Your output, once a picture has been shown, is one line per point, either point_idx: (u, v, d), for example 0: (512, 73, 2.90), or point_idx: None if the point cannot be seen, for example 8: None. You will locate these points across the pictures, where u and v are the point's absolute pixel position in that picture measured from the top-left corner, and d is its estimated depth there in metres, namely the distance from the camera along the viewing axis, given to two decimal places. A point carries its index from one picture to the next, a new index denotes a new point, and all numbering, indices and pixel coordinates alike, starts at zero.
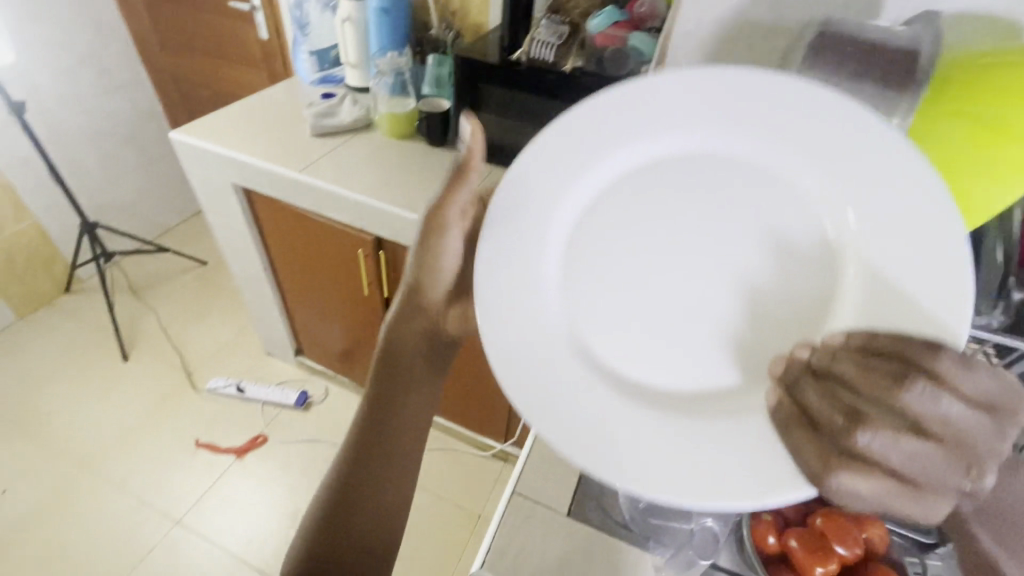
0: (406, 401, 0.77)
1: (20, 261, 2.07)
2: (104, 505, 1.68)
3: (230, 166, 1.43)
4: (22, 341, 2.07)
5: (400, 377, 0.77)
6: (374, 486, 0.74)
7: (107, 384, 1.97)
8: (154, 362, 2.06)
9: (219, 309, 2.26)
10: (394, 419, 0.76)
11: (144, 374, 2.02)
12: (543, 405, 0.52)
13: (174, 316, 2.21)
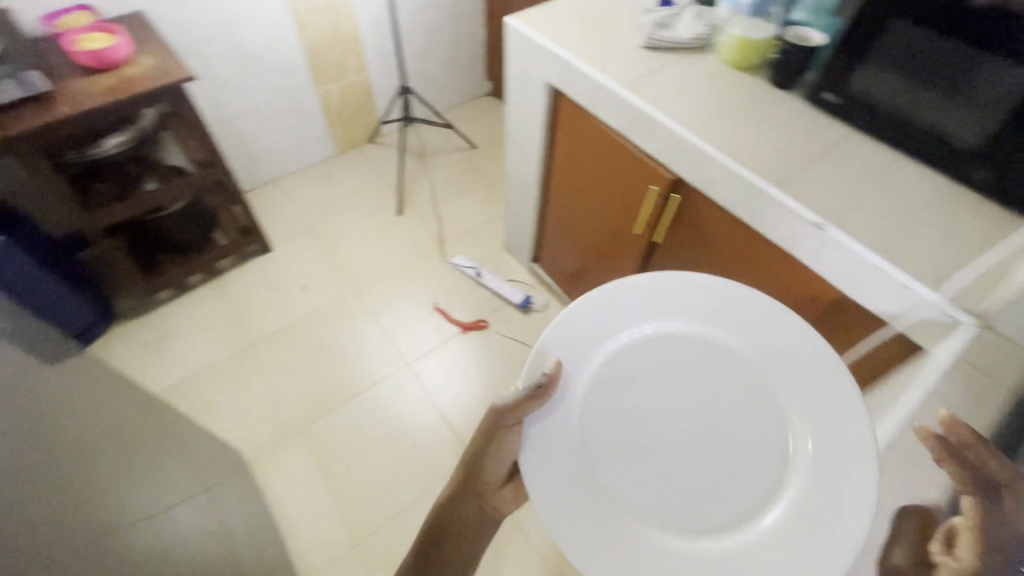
0: (468, 498, 0.91)
1: (349, 107, 2.46)
2: (356, 326, 2.01)
3: (552, 65, 1.39)
4: (334, 172, 2.52)
5: (460, 526, 0.91)
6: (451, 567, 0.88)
7: (381, 229, 2.31)
8: (416, 224, 2.34)
9: (476, 194, 2.43)
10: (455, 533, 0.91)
11: (406, 231, 2.32)
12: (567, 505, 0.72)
13: (442, 188, 2.45)
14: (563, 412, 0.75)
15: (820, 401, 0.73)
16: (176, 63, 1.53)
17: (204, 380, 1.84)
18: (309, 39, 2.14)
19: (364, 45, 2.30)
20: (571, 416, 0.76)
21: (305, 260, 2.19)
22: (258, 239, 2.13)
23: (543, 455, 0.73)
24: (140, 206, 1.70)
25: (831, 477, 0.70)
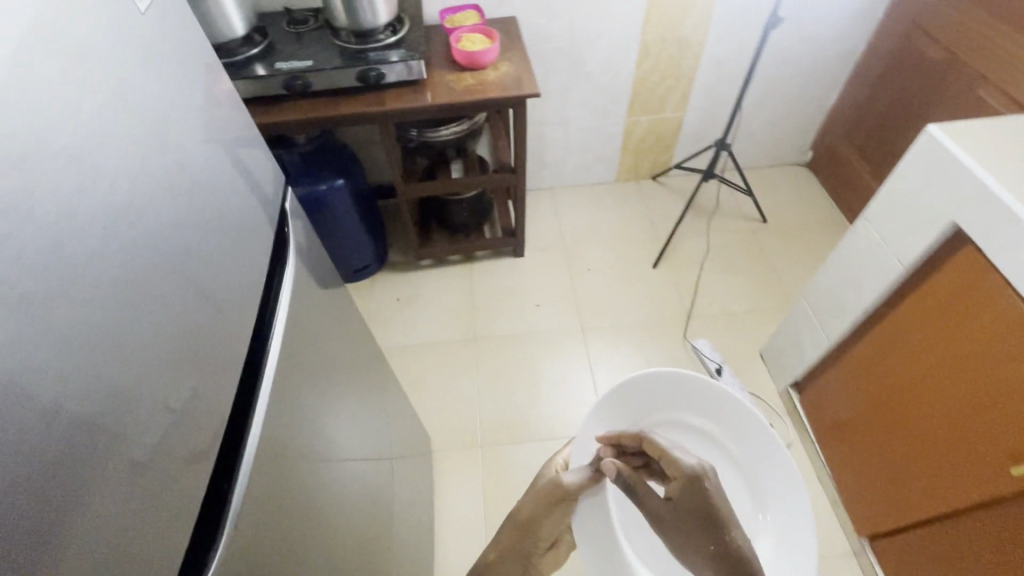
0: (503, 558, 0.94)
1: (649, 141, 2.34)
2: (570, 364, 1.93)
3: (974, 206, 1.02)
4: (604, 198, 2.46)
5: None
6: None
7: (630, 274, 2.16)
8: (667, 282, 2.13)
9: (746, 277, 2.12)
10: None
11: (655, 286, 2.13)
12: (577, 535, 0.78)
13: (710, 254, 2.19)
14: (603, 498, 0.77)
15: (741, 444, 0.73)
16: (530, 76, 1.57)
17: (426, 354, 1.97)
18: (644, 69, 2.05)
19: (694, 86, 2.13)
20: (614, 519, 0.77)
21: (548, 277, 2.17)
22: (518, 243, 2.17)
23: (597, 527, 0.77)
24: (443, 190, 1.84)
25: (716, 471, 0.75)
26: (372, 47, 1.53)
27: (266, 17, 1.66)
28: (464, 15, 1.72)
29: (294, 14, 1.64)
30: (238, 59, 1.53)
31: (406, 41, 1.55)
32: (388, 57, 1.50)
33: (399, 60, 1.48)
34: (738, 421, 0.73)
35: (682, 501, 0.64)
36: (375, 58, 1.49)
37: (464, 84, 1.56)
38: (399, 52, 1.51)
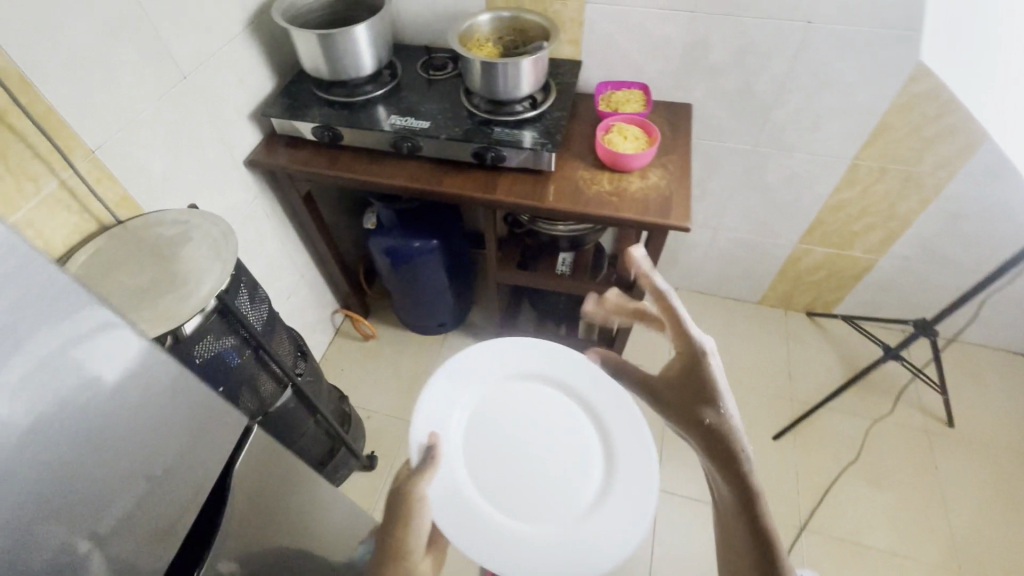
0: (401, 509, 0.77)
1: (817, 274, 1.84)
2: None
3: None
4: (737, 320, 2.00)
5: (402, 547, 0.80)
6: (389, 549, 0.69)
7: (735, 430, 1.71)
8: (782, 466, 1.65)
9: (897, 500, 1.57)
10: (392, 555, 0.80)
11: (764, 465, 1.66)
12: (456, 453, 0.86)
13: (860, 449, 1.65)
14: (450, 472, 0.84)
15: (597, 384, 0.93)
16: (685, 198, 1.21)
17: None
18: (842, 197, 1.56)
19: (908, 231, 1.59)
20: (460, 479, 0.84)
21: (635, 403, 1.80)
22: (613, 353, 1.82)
23: (451, 496, 0.82)
24: (542, 285, 1.55)
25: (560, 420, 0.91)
26: (503, 123, 1.26)
27: (405, 53, 1.47)
28: (625, 94, 1.39)
29: (434, 58, 1.42)
30: (357, 100, 1.34)
31: (545, 122, 1.26)
32: (518, 140, 1.22)
33: (528, 147, 1.21)
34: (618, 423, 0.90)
35: (674, 386, 0.69)
36: (501, 138, 1.23)
37: (598, 189, 1.24)
38: (532, 136, 1.23)
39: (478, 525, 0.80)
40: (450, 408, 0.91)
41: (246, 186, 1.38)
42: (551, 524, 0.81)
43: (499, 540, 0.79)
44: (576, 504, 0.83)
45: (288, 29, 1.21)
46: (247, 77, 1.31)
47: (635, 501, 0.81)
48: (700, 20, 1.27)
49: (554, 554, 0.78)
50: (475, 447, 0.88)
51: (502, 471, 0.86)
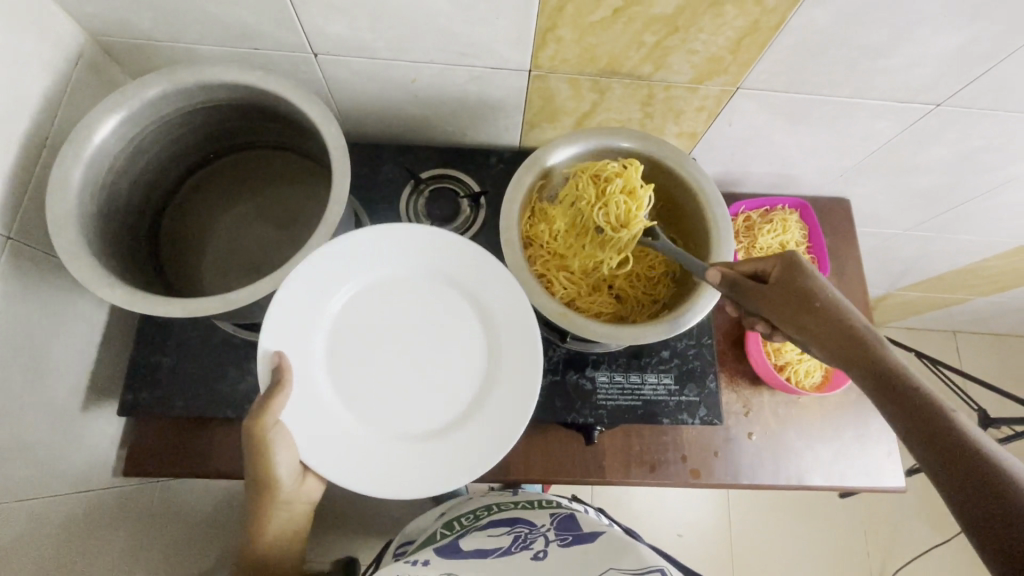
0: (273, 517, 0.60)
1: (901, 307, 1.53)
2: None
3: None
4: None
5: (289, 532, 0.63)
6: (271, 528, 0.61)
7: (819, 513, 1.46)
8: (885, 530, 1.46)
9: None
10: (293, 518, 0.62)
11: (864, 532, 1.46)
12: (308, 416, 0.55)
13: None
14: (312, 400, 0.56)
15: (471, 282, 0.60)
16: (888, 433, 0.80)
17: None
18: (992, 261, 1.16)
19: None
20: (322, 403, 0.56)
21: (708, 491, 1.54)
22: None
23: (313, 422, 0.55)
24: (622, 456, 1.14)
25: (428, 297, 0.61)
26: (608, 362, 0.70)
27: (358, 175, 0.75)
28: (779, 225, 0.80)
29: (427, 195, 0.73)
30: None
31: (681, 347, 0.71)
32: (647, 405, 0.69)
33: (669, 419, 0.69)
34: (638, 455, 0.75)
35: (792, 300, 0.53)
36: (616, 404, 0.69)
37: (765, 435, 0.78)
38: (668, 389, 0.70)
39: (335, 443, 0.55)
40: (310, 315, 0.57)
41: (135, 494, 0.75)
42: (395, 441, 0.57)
43: (355, 458, 0.55)
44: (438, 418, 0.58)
45: (130, 304, 0.49)
46: (50, 351, 0.59)
47: (500, 424, 0.56)
48: (942, 116, 0.68)
49: (410, 478, 0.55)
50: (341, 369, 0.58)
51: (373, 388, 0.58)
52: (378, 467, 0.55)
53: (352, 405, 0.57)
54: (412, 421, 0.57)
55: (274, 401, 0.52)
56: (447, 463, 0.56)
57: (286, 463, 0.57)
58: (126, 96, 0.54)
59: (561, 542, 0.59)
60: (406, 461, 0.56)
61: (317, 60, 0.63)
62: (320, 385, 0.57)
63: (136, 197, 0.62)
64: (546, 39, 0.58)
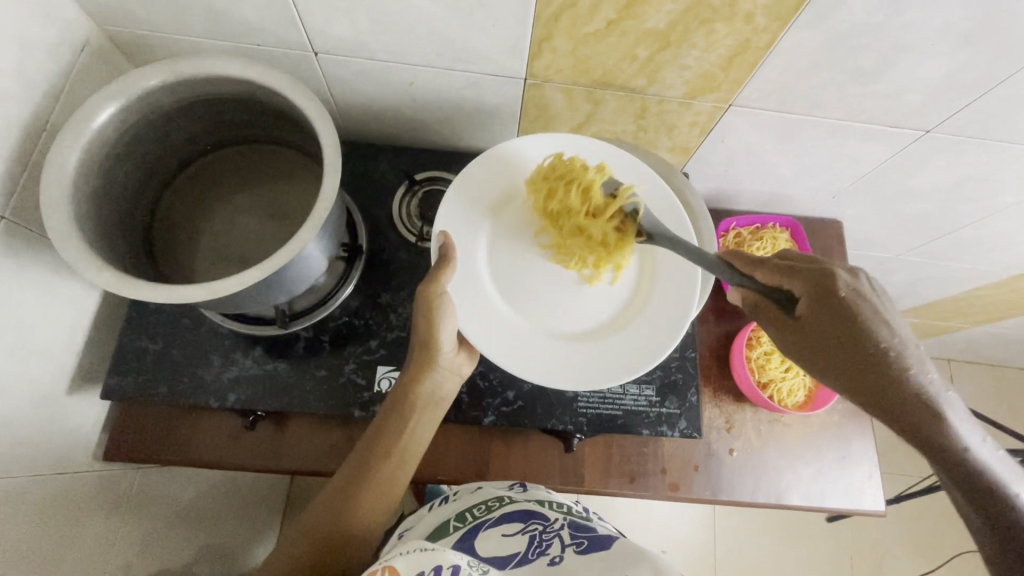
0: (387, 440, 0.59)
1: None
2: None
3: None
4: None
5: (394, 472, 0.59)
6: (390, 453, 0.59)
7: (805, 535, 1.45)
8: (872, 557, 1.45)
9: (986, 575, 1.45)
10: (406, 453, 0.60)
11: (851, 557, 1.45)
12: (480, 295, 0.64)
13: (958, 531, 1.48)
14: (481, 281, 0.65)
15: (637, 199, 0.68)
16: (871, 456, 0.79)
17: None
18: (984, 290, 1.17)
19: None
20: (487, 288, 0.65)
21: None
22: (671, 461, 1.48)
23: (476, 304, 0.63)
24: None
25: None
26: None
27: (353, 174, 0.76)
28: (768, 243, 0.81)
29: (420, 196, 0.74)
30: (299, 332, 0.68)
31: (664, 359, 0.72)
32: (627, 415, 0.69)
33: (648, 430, 0.69)
34: (618, 465, 0.75)
35: (813, 317, 0.53)
36: (596, 412, 0.69)
37: (746, 451, 0.78)
38: (649, 400, 0.70)
39: (494, 325, 0.63)
40: (484, 205, 0.67)
41: (116, 478, 0.75)
42: (549, 333, 0.64)
43: (515, 340, 0.63)
44: (585, 318, 0.66)
45: (115, 287, 0.50)
46: (38, 332, 0.60)
47: (655, 330, 0.63)
48: (931, 143, 0.69)
49: (566, 367, 0.62)
50: (503, 265, 0.66)
51: (531, 284, 0.66)
52: (534, 351, 0.62)
53: (514, 293, 0.66)
54: (569, 316, 0.65)
55: (443, 272, 0.59)
56: (605, 356, 0.63)
57: (447, 339, 0.61)
58: (125, 85, 0.55)
59: (577, 547, 0.54)
60: (561, 351, 0.63)
61: (316, 58, 0.64)
62: (483, 272, 0.65)
63: (133, 183, 0.63)
64: (541, 49, 0.59)
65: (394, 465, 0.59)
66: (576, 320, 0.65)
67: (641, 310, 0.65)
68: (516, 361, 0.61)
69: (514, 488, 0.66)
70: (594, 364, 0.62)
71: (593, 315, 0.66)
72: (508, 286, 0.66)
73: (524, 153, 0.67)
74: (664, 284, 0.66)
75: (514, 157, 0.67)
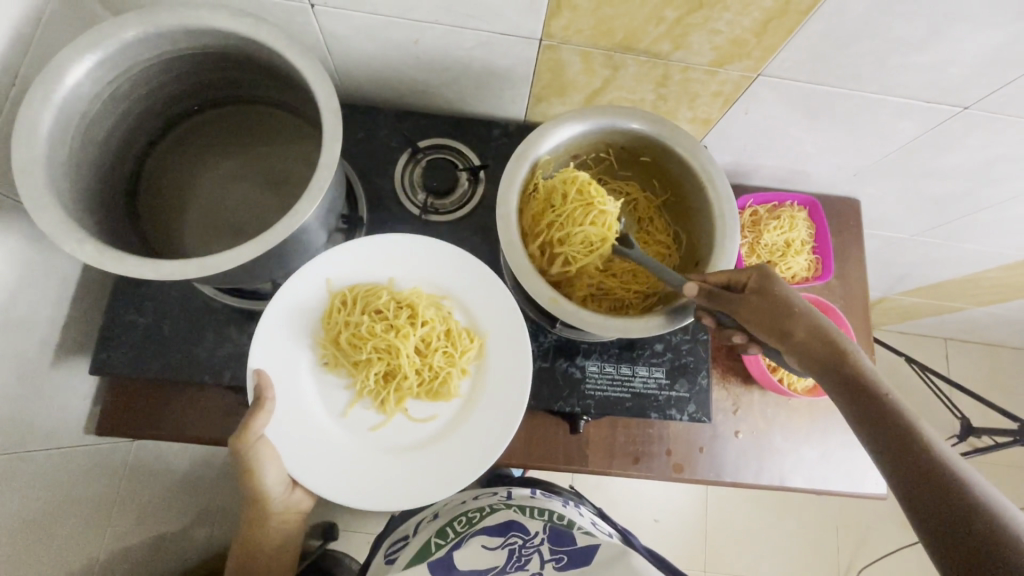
0: (262, 544, 0.64)
1: (897, 311, 1.51)
2: None
3: None
4: None
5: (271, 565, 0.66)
6: (264, 554, 0.65)
7: (792, 506, 1.48)
8: (859, 528, 1.49)
9: None
10: (277, 551, 0.66)
11: (839, 529, 1.48)
12: (295, 419, 0.58)
13: None
14: (301, 403, 0.59)
15: (479, 291, 0.63)
16: None
17: None
18: (994, 272, 1.14)
19: None
20: (309, 404, 0.59)
21: None
22: None
23: (296, 431, 0.57)
24: None
25: (453, 287, 0.64)
26: (599, 351, 0.69)
27: (352, 139, 0.71)
28: (786, 222, 0.78)
29: (424, 164, 0.70)
30: None
31: (675, 341, 0.70)
32: (636, 398, 0.68)
33: (657, 413, 0.68)
34: (622, 447, 0.73)
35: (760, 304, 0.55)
36: (604, 395, 0.68)
37: (752, 434, 0.77)
38: (659, 383, 0.69)
39: (313, 450, 0.57)
40: (292, 322, 0.60)
41: (109, 452, 0.74)
42: (379, 451, 0.59)
43: (344, 456, 0.58)
44: (419, 425, 0.61)
45: (99, 261, 0.46)
46: (19, 305, 0.57)
47: (487, 426, 0.59)
48: (967, 120, 0.65)
49: (391, 479, 0.57)
50: (325, 379, 0.61)
51: (356, 393, 0.61)
52: (359, 478, 0.57)
53: (337, 400, 0.61)
54: (392, 425, 0.60)
55: (256, 416, 0.55)
56: (434, 466, 0.58)
57: (275, 472, 0.59)
58: (101, 36, 0.49)
59: (556, 563, 0.55)
60: (385, 468, 0.58)
61: (314, 11, 0.58)
62: (308, 400, 0.59)
63: (115, 145, 0.58)
64: (560, 7, 0.54)
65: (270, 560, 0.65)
66: (398, 426, 0.60)
67: (473, 407, 0.61)
68: (342, 478, 0.57)
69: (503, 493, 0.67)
70: (429, 477, 0.57)
71: (427, 423, 0.61)
72: (329, 394, 0.61)
73: (340, 267, 0.63)
74: (495, 376, 0.61)
75: (330, 272, 0.62)
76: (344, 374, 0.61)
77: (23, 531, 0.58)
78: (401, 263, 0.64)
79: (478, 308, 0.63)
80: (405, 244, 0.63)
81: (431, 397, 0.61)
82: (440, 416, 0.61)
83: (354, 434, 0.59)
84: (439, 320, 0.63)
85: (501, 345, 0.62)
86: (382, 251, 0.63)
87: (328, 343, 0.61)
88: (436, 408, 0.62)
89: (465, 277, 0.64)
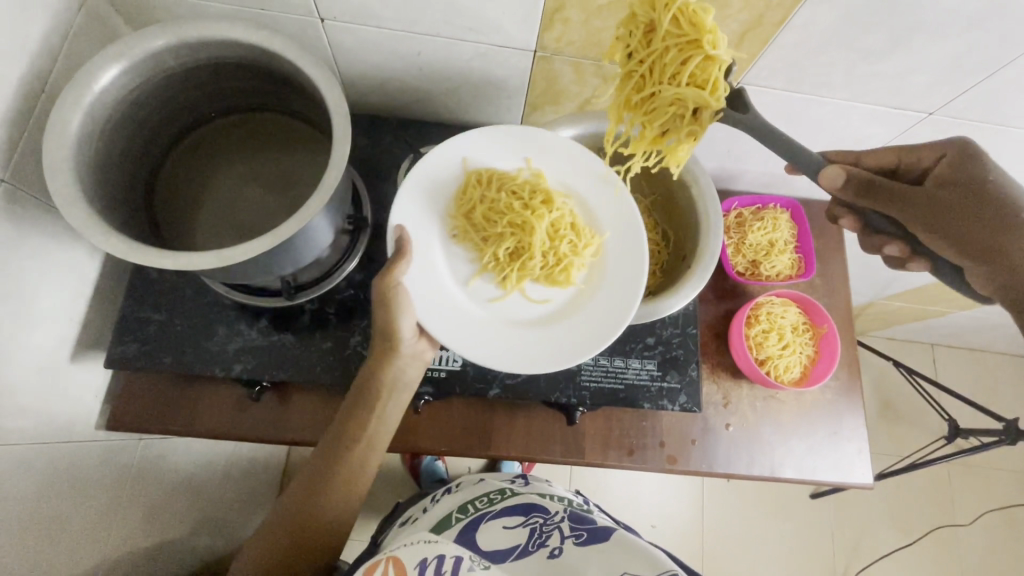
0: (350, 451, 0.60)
1: (882, 316, 1.55)
2: None
3: None
4: None
5: (352, 479, 0.60)
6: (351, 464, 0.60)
7: (787, 508, 1.49)
8: (854, 530, 1.50)
9: (959, 547, 1.51)
10: (364, 462, 0.61)
11: (834, 531, 1.50)
12: (428, 284, 0.62)
13: (933, 507, 1.53)
14: (430, 269, 0.63)
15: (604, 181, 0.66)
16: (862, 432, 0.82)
17: None
18: None
19: None
20: (440, 272, 0.63)
21: None
22: None
23: (431, 294, 0.62)
24: None
25: (575, 177, 0.67)
26: None
27: (358, 146, 0.75)
28: (769, 223, 0.83)
29: None
30: (303, 304, 0.68)
31: (665, 335, 0.73)
32: (629, 389, 0.71)
33: (649, 404, 0.71)
34: (616, 439, 0.76)
35: None
36: (599, 386, 0.71)
37: (742, 427, 0.80)
38: (651, 374, 0.72)
39: (446, 312, 0.61)
40: (432, 198, 0.65)
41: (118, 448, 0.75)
42: (503, 322, 0.63)
43: (481, 326, 0.62)
44: (540, 307, 0.64)
45: (122, 253, 0.49)
46: (40, 301, 0.59)
47: (608, 312, 0.62)
48: (933, 125, 0.70)
49: (516, 352, 0.61)
50: (456, 254, 0.65)
51: (486, 270, 0.65)
52: (487, 345, 0.61)
53: (461, 277, 0.65)
54: (520, 304, 0.65)
55: (398, 265, 0.59)
56: (562, 346, 0.62)
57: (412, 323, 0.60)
58: (129, 45, 0.53)
59: (577, 538, 0.57)
60: (513, 339, 0.62)
61: (324, 25, 0.62)
62: (438, 265, 0.64)
63: (136, 148, 0.62)
64: (553, 21, 0.59)
65: (355, 471, 0.60)
66: (525, 304, 0.64)
67: (595, 293, 0.64)
68: (474, 340, 0.61)
69: (516, 481, 0.72)
70: (553, 352, 0.61)
71: (545, 306, 0.65)
72: (457, 270, 0.65)
73: (477, 149, 0.66)
74: (617, 265, 0.64)
75: (468, 151, 0.66)
76: (472, 247, 0.66)
77: (37, 520, 0.60)
78: (530, 148, 0.66)
79: (599, 200, 0.66)
80: (539, 131, 0.66)
81: (551, 283, 0.65)
82: (563, 301, 0.65)
83: (485, 306, 0.64)
84: (560, 206, 0.65)
85: (619, 233, 0.65)
86: (517, 136, 0.66)
87: (458, 216, 0.65)
88: (557, 294, 0.65)
89: (591, 166, 0.66)
